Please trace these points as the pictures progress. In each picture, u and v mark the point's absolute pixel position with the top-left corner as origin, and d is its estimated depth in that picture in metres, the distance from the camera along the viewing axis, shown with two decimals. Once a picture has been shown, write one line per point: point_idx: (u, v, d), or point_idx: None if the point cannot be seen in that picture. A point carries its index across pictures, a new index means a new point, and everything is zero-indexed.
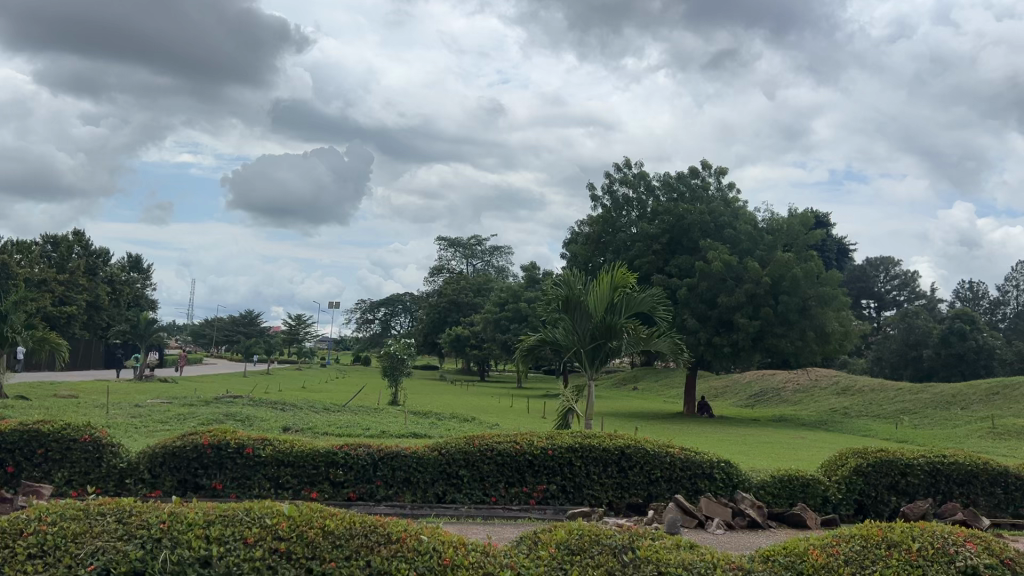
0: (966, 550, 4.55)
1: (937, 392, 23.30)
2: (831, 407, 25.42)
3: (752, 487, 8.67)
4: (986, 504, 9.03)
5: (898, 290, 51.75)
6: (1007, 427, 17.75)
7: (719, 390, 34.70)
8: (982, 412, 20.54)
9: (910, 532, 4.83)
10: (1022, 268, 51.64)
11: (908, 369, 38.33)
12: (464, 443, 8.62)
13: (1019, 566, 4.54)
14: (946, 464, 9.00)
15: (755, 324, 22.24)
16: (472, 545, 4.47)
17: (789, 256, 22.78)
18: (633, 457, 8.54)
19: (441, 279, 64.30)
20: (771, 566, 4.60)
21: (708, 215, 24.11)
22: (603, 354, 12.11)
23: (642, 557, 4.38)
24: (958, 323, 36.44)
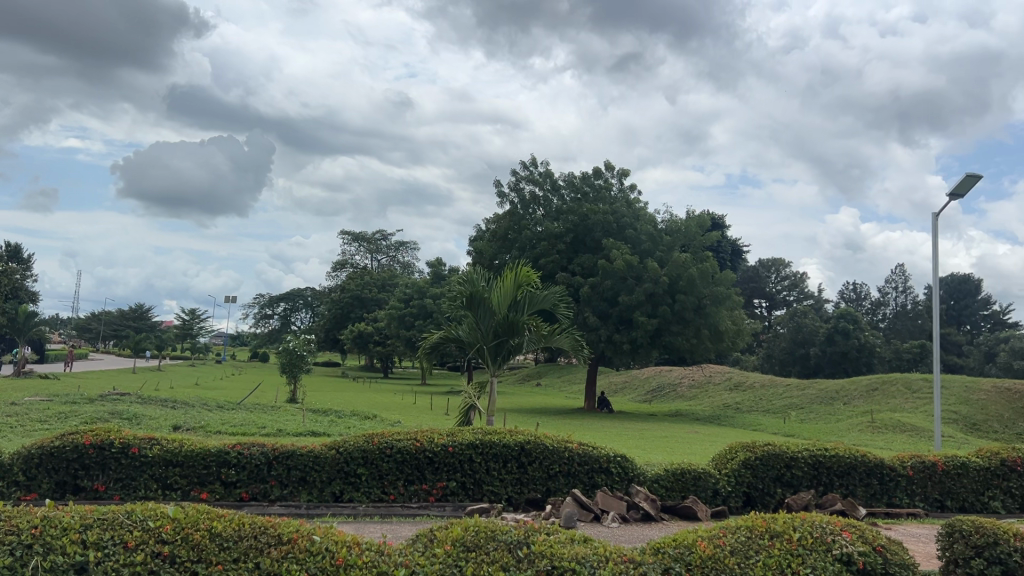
0: (842, 539, 4.84)
1: (822, 388, 24.51)
2: (724, 402, 26.38)
3: (646, 481, 8.89)
4: (864, 494, 9.55)
5: (788, 290, 54.07)
6: (885, 420, 18.85)
7: (619, 385, 35.48)
8: (863, 406, 21.72)
9: (792, 523, 5.07)
10: (900, 271, 54.82)
11: (796, 366, 40.13)
12: (362, 441, 8.50)
13: (889, 553, 4.88)
14: (827, 457, 9.46)
15: (653, 322, 22.78)
16: (367, 544, 4.40)
17: (686, 256, 23.50)
18: (533, 453, 8.62)
19: (344, 274, 63.30)
20: (662, 557, 4.67)
21: (611, 215, 24.57)
22: (505, 351, 12.17)
23: (536, 552, 4.43)
24: (842, 323, 38.34)
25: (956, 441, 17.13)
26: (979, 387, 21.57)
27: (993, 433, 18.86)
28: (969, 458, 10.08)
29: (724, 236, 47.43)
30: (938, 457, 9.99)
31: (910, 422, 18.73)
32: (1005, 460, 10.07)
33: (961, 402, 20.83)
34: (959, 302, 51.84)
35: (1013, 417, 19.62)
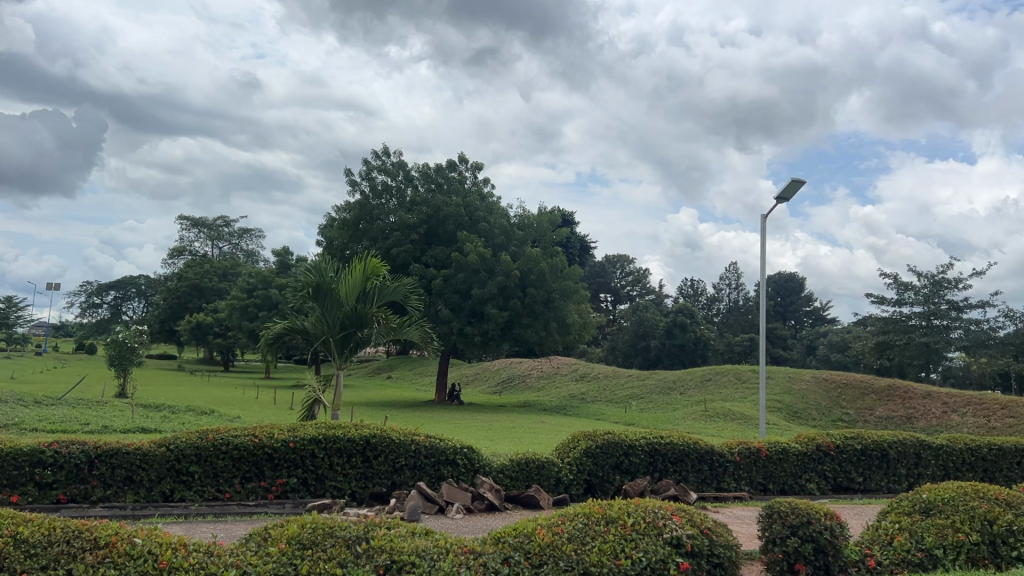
0: (673, 523, 5.06)
1: (661, 379, 25.71)
2: (570, 392, 27.14)
3: (491, 471, 8.96)
4: (695, 480, 10.07)
5: (631, 286, 56.30)
6: (717, 409, 19.99)
7: (469, 377, 35.71)
8: (697, 396, 22.96)
9: (627, 508, 5.25)
10: (732, 269, 58.36)
11: (637, 357, 41.86)
12: (196, 437, 8.06)
13: (715, 535, 5.17)
14: (662, 445, 9.90)
15: (504, 315, 23.05)
16: (195, 544, 4.17)
17: (538, 251, 23.99)
18: (379, 447, 8.49)
19: (181, 262, 60.11)
20: (501, 547, 4.70)
21: (463, 207, 24.62)
22: (353, 343, 11.91)
23: (375, 547, 4.35)
24: (680, 317, 40.36)
25: (779, 428, 18.45)
26: (800, 377, 23.31)
27: (812, 420, 20.41)
28: (789, 444, 10.87)
29: (572, 232, 48.71)
30: (762, 443, 10.69)
31: (739, 410, 19.99)
32: (819, 445, 10.97)
33: (785, 391, 22.41)
34: (785, 299, 55.70)
35: (829, 405, 21.32)
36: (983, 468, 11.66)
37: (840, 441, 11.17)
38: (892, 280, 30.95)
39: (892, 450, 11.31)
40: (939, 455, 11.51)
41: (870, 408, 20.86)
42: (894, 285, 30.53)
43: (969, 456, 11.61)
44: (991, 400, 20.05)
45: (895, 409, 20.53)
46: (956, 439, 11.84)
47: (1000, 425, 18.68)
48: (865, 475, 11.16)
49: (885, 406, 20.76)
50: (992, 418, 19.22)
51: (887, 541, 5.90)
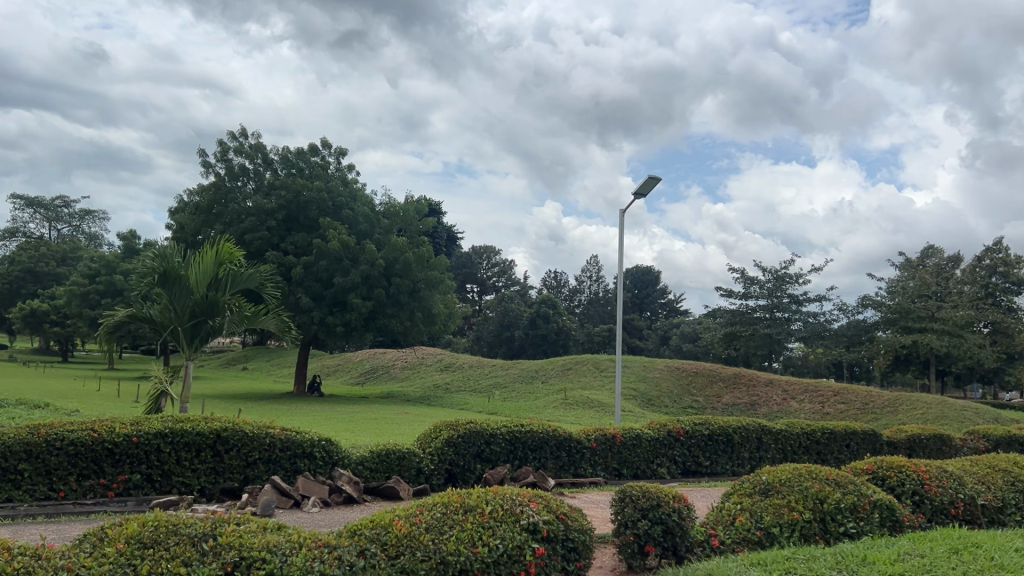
0: (530, 510, 5.13)
1: (523, 369, 26.14)
2: (434, 382, 27.13)
3: (350, 464, 8.78)
4: (553, 466, 10.27)
5: (497, 277, 56.93)
6: (577, 397, 20.52)
7: (330, 368, 34.99)
8: (558, 384, 23.53)
9: (486, 497, 5.26)
10: (593, 262, 60.05)
11: (502, 347, 42.34)
12: (25, 433, 7.45)
13: (571, 520, 5.30)
14: (522, 432, 10.03)
15: (368, 305, 22.66)
16: (18, 549, 3.85)
17: (403, 240, 23.76)
18: (230, 440, 8.15)
19: (13, 244, 55.55)
20: (358, 539, 4.58)
21: (325, 193, 24.01)
22: (204, 333, 11.37)
23: (223, 544, 4.16)
24: (544, 308, 41.16)
25: (634, 415, 19.18)
26: (654, 366, 24.26)
27: (665, 407, 21.27)
28: (643, 430, 11.29)
29: (438, 222, 48.63)
30: (618, 430, 11.03)
31: (597, 398, 20.59)
32: (670, 431, 11.46)
33: (639, 379, 23.23)
34: (642, 291, 57.81)
35: (681, 393, 22.28)
36: (817, 450, 12.54)
37: (690, 427, 11.71)
38: (740, 275, 32.74)
39: (737, 435, 11.96)
40: (779, 439, 12.29)
41: (718, 395, 21.99)
42: (741, 279, 32.28)
43: (806, 440, 12.46)
44: (825, 387, 21.65)
45: (741, 396, 21.73)
46: (794, 424, 12.67)
47: (833, 410, 20.18)
48: (712, 459, 11.76)
49: (731, 393, 21.93)
50: (825, 404, 20.75)
51: (730, 521, 6.23)
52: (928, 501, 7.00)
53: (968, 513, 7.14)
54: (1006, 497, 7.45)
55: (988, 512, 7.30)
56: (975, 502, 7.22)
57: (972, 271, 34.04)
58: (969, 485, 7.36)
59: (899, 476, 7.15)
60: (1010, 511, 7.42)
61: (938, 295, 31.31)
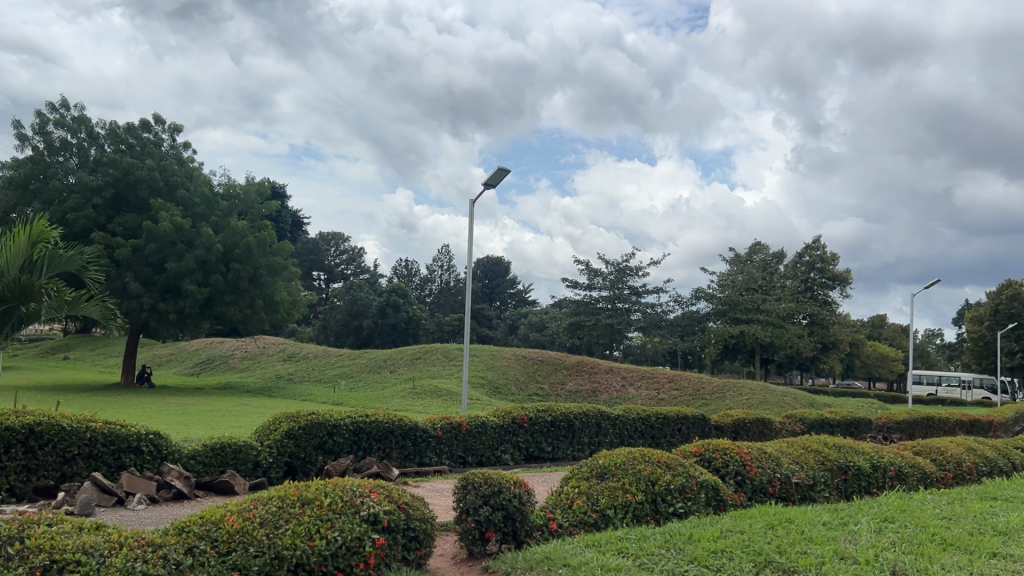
0: (370, 500, 5.06)
1: (371, 358, 25.83)
2: (276, 372, 26.30)
3: (181, 458, 8.35)
4: (398, 456, 10.20)
5: (345, 264, 55.94)
6: (425, 386, 20.49)
7: (162, 358, 33.12)
8: (406, 373, 23.41)
9: (325, 488, 5.14)
10: (444, 252, 60.04)
11: (349, 337, 41.60)
12: None
13: (413, 509, 5.29)
14: (367, 423, 9.88)
15: (204, 291, 21.59)
16: None
17: (243, 223, 22.83)
18: (46, 435, 7.51)
19: None
20: (185, 536, 4.34)
21: (158, 172, 22.63)
22: (16, 320, 10.38)
23: (31, 547, 3.84)
24: (394, 296, 40.89)
25: (481, 403, 19.38)
26: (501, 355, 24.58)
27: (511, 395, 21.60)
28: (488, 418, 11.42)
29: (283, 206, 47.04)
30: (464, 417, 11.10)
31: (444, 387, 20.64)
32: (515, 418, 11.66)
33: (487, 367, 23.48)
34: (491, 282, 58.45)
35: (527, 380, 22.75)
36: (651, 434, 13.17)
37: (533, 414, 11.96)
38: (585, 267, 33.74)
39: (578, 421, 12.34)
40: (617, 424, 12.81)
41: (561, 382, 22.62)
42: (585, 271, 33.32)
43: (641, 424, 13.06)
44: (661, 374, 22.77)
45: (583, 383, 22.46)
46: (631, 410, 13.24)
47: (668, 396, 21.21)
48: (554, 444, 12.07)
49: (574, 380, 22.62)
50: (661, 391, 21.81)
51: (568, 505, 6.39)
52: (749, 481, 7.49)
53: (785, 490, 7.71)
54: (817, 475, 8.09)
55: (801, 490, 7.90)
56: (790, 480, 7.79)
57: (794, 266, 36.77)
58: (785, 464, 7.94)
59: (724, 457, 7.60)
60: (820, 488, 8.06)
61: (763, 289, 33.61)
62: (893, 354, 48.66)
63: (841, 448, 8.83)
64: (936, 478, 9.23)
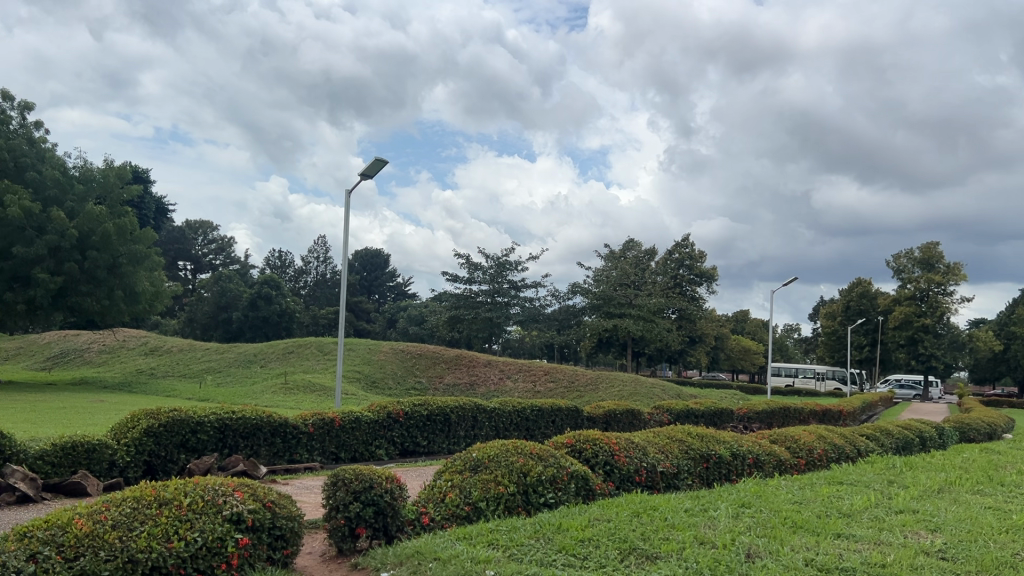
0: (233, 499, 4.87)
1: (241, 352, 24.96)
2: (137, 367, 24.99)
3: (26, 459, 7.77)
4: (267, 453, 9.90)
5: (214, 254, 53.99)
6: (297, 381, 19.99)
7: (9, 351, 30.85)
8: (278, 368, 22.74)
9: (184, 488, 4.89)
10: (320, 243, 58.78)
11: (217, 330, 40.09)
12: None
13: (279, 508, 5.14)
14: (233, 419, 9.54)
15: (57, 279, 20.24)
16: None
17: (101, 209, 21.57)
18: None
19: None
20: (28, 542, 4.02)
21: (6, 152, 21.05)
22: None
23: None
24: (265, 288, 39.69)
25: (355, 397, 19.09)
26: (379, 349, 24.27)
27: (388, 389, 21.36)
28: (362, 413, 11.25)
29: (147, 192, 44.74)
30: (336, 413, 10.88)
31: (318, 382, 20.19)
32: (390, 413, 11.55)
33: (364, 361, 23.12)
34: (370, 274, 57.67)
35: (404, 374, 22.58)
36: (526, 426, 13.36)
37: (409, 408, 11.88)
38: (465, 260, 33.80)
39: (454, 415, 12.35)
40: (492, 417, 12.90)
41: (439, 375, 22.59)
42: (465, 265, 33.38)
43: (516, 417, 13.22)
44: (537, 367, 23.14)
45: (461, 376, 22.52)
46: (507, 402, 13.37)
47: (543, 389, 21.57)
48: (430, 438, 12.04)
49: (452, 374, 22.64)
50: (537, 383, 22.15)
51: (440, 499, 6.37)
52: (617, 470, 7.70)
53: (650, 479, 7.98)
54: (681, 464, 8.41)
55: (666, 478, 8.19)
56: (655, 469, 8.07)
57: (664, 263, 38.15)
58: (651, 454, 8.20)
59: (594, 448, 7.75)
60: (684, 476, 8.40)
61: (636, 284, 34.72)
62: (755, 347, 51.35)
63: (704, 438, 9.21)
64: (789, 465, 9.78)
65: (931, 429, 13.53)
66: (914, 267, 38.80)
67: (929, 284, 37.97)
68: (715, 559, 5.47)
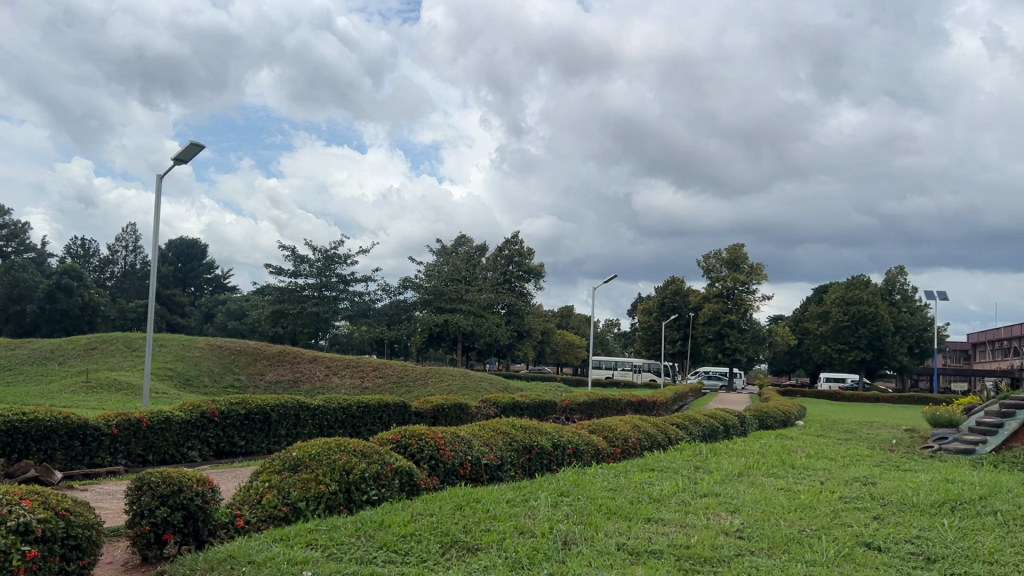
0: (20, 509, 4.42)
1: (35, 349, 22.83)
2: None
3: None
4: (63, 457, 9.10)
5: (5, 241, 49.20)
6: (100, 379, 18.51)
7: None
8: (78, 365, 20.99)
9: None
10: (129, 231, 54.88)
11: (8, 324, 36.52)
12: None
13: (74, 516, 4.72)
14: (23, 422, 8.70)
15: None
16: None
17: None
18: None
19: None
20: None
21: None
22: None
23: None
24: (65, 279, 36.57)
25: (166, 396, 17.97)
26: (194, 345, 22.98)
27: (203, 387, 20.31)
28: (173, 413, 10.58)
29: None
30: (143, 413, 10.17)
31: (126, 380, 18.83)
32: (204, 412, 10.96)
33: (176, 358, 21.82)
34: (185, 266, 54.59)
35: (221, 372, 21.53)
36: (351, 423, 13.12)
37: (225, 406, 11.32)
38: (290, 253, 32.69)
39: (274, 413, 11.92)
40: (316, 414, 12.56)
41: (261, 372, 21.71)
42: (291, 257, 32.28)
43: (341, 414, 12.97)
44: (365, 363, 22.80)
45: (283, 373, 21.76)
46: (332, 399, 13.08)
47: (370, 385, 21.28)
48: (247, 438, 11.56)
49: (274, 370, 21.85)
50: (364, 379, 21.82)
51: (256, 500, 6.08)
52: (442, 464, 7.69)
53: (474, 472, 8.05)
54: (504, 456, 8.54)
55: (489, 471, 8.29)
56: (479, 462, 8.14)
57: (493, 259, 38.69)
58: (475, 447, 8.26)
59: (419, 442, 7.68)
60: (506, 468, 8.54)
61: (467, 280, 35.38)
62: (578, 342, 53.27)
63: (527, 430, 9.39)
64: (605, 454, 10.19)
65: (734, 418, 14.54)
66: (722, 267, 41.61)
67: (735, 283, 40.92)
68: (533, 548, 5.59)
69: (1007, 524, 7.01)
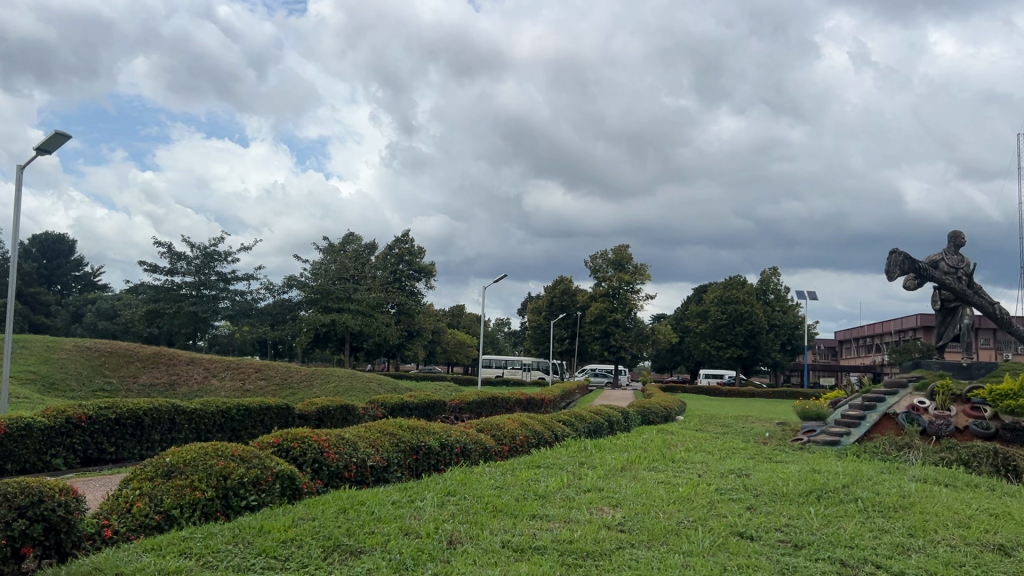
0: None
1: None
2: None
3: None
4: None
5: None
6: None
7: None
8: None
9: None
10: None
11: None
12: None
13: None
14: None
15: None
16: None
17: None
18: None
19: None
20: None
21: None
22: None
23: None
24: None
25: (27, 402, 16.85)
26: (60, 346, 21.70)
27: (70, 391, 19.18)
28: (34, 419, 9.95)
29: None
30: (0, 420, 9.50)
31: None
32: (69, 418, 10.34)
33: (40, 361, 20.52)
34: (51, 262, 51.45)
35: (90, 374, 20.41)
36: (231, 427, 12.69)
37: (93, 411, 10.72)
38: (166, 250, 31.33)
39: (147, 417, 11.38)
40: (193, 418, 12.07)
41: (133, 375, 20.71)
42: (167, 254, 30.94)
43: (220, 417, 12.52)
44: (246, 364, 22.11)
45: (158, 376, 20.84)
46: (210, 402, 12.61)
47: (252, 387, 20.65)
48: (118, 444, 10.99)
49: (148, 373, 20.88)
50: (246, 381, 21.15)
51: (125, 509, 5.75)
52: (325, 467, 7.54)
53: (359, 474, 7.93)
54: (390, 457, 8.44)
55: (374, 472, 8.19)
56: (365, 464, 8.03)
57: (383, 258, 38.22)
58: (361, 449, 8.13)
59: (301, 446, 7.48)
60: (393, 470, 8.45)
61: (354, 278, 34.76)
62: (467, 341, 53.38)
63: (414, 430, 9.31)
64: (493, 452, 10.24)
65: (617, 414, 14.90)
66: (607, 267, 42.51)
67: (620, 283, 41.92)
68: (418, 548, 5.55)
69: (866, 510, 7.47)
